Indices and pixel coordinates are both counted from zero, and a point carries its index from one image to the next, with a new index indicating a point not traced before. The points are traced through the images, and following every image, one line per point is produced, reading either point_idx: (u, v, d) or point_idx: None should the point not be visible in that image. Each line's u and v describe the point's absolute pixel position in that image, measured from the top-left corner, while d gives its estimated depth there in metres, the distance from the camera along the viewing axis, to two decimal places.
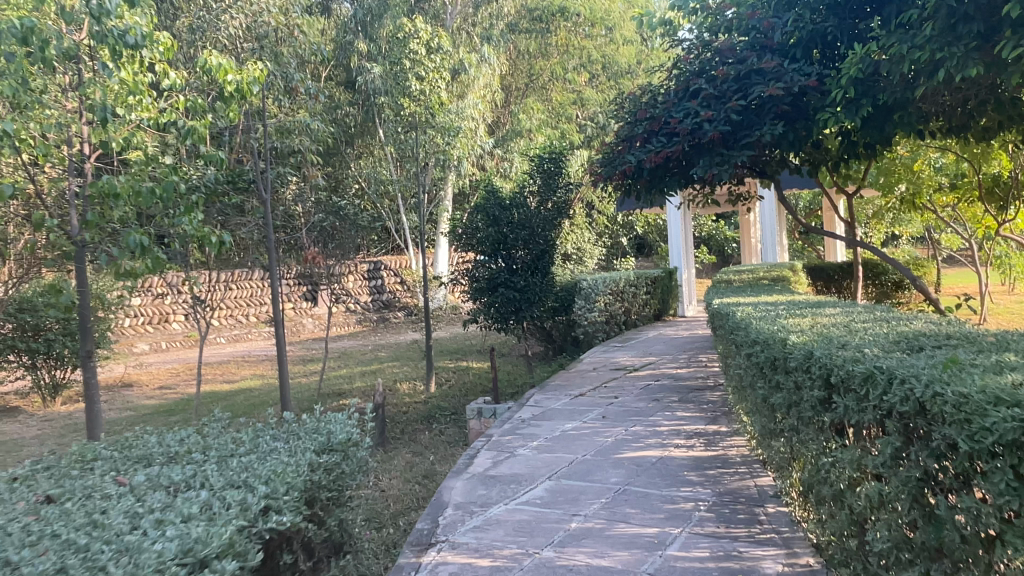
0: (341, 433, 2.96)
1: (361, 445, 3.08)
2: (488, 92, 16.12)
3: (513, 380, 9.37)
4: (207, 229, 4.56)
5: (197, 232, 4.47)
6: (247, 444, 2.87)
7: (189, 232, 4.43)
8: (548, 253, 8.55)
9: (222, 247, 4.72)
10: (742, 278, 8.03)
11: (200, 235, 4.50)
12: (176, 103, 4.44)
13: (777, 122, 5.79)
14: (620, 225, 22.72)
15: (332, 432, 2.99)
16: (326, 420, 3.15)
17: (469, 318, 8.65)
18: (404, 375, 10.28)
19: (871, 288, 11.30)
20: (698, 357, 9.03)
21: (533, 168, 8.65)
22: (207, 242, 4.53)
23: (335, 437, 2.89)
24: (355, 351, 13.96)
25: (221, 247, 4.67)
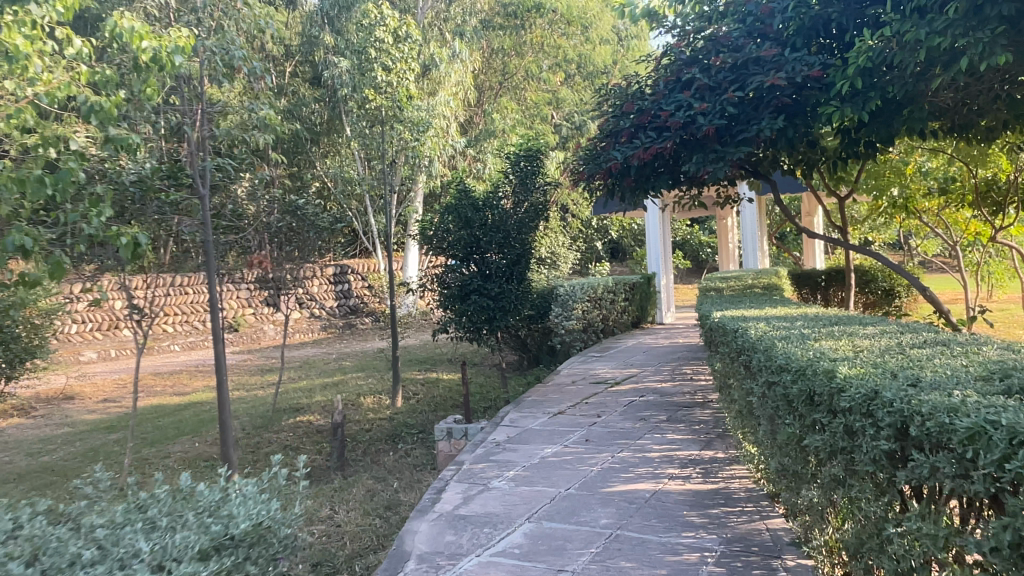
0: (244, 516, 2.21)
1: (275, 526, 2.33)
2: (460, 90, 15.52)
3: (486, 393, 8.74)
4: (117, 229, 3.78)
5: (102, 233, 3.73)
6: (98, 543, 2.02)
7: (93, 231, 3.67)
8: (525, 258, 7.95)
9: (141, 250, 3.96)
10: (732, 286, 7.50)
11: (107, 235, 3.73)
12: (80, 73, 3.80)
13: (777, 116, 5.27)
14: (595, 229, 22.26)
15: (231, 514, 2.23)
16: (227, 495, 2.40)
17: (439, 328, 8.00)
18: (368, 387, 9.62)
19: (859, 296, 10.90)
20: (683, 368, 8.50)
21: (508, 166, 8.06)
22: (116, 244, 3.75)
23: (234, 525, 2.15)
24: (318, 360, 13.24)
25: (138, 249, 3.91)
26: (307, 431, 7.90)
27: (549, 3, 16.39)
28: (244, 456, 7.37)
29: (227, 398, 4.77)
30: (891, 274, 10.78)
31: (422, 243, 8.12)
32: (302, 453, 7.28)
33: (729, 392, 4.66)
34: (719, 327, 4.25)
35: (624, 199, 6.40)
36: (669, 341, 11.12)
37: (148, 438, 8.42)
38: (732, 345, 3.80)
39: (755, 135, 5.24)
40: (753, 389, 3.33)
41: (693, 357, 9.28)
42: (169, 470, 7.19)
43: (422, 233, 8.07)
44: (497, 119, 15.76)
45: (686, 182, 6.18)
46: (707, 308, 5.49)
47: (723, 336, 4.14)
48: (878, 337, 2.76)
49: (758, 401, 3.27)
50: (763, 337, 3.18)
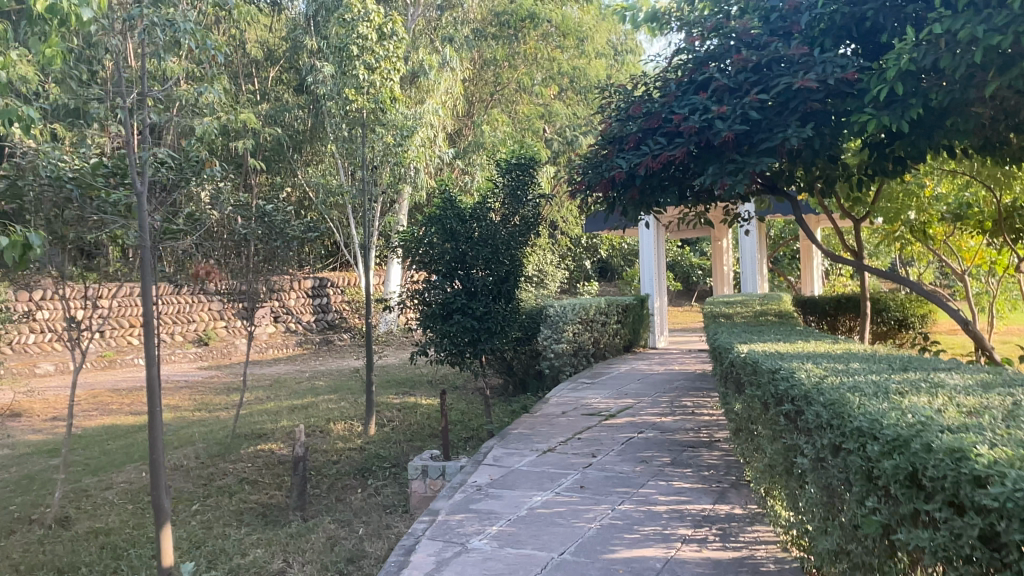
0: None
1: None
2: (450, 100, 14.92)
3: (468, 422, 8.04)
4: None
5: None
6: None
7: None
8: (513, 275, 7.27)
9: (30, 255, 3.25)
10: (742, 312, 6.84)
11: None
12: None
13: (805, 124, 4.66)
14: (584, 247, 21.70)
15: None
16: None
17: (417, 349, 7.24)
18: (339, 412, 8.86)
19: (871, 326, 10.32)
20: (681, 400, 7.84)
21: (498, 176, 7.42)
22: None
23: None
24: (289, 379, 12.46)
25: (26, 253, 3.20)
26: (267, 462, 7.14)
27: (544, 13, 15.87)
28: (194, 489, 6.59)
29: (160, 434, 4.04)
30: (904, 303, 10.22)
31: (402, 256, 7.40)
32: (260, 488, 6.52)
33: (752, 435, 3.99)
34: (745, 363, 3.58)
35: (627, 214, 5.77)
36: (664, 368, 10.47)
37: (92, 464, 7.61)
38: (766, 386, 3.13)
39: (779, 144, 4.63)
40: (803, 449, 2.65)
41: (691, 387, 8.63)
42: (113, 506, 6.28)
43: (401, 245, 7.36)
44: (486, 132, 15.15)
45: (696, 196, 5.55)
46: (721, 337, 4.85)
47: (751, 372, 3.47)
48: (986, 394, 2.10)
49: (811, 464, 2.59)
50: (825, 384, 2.50)
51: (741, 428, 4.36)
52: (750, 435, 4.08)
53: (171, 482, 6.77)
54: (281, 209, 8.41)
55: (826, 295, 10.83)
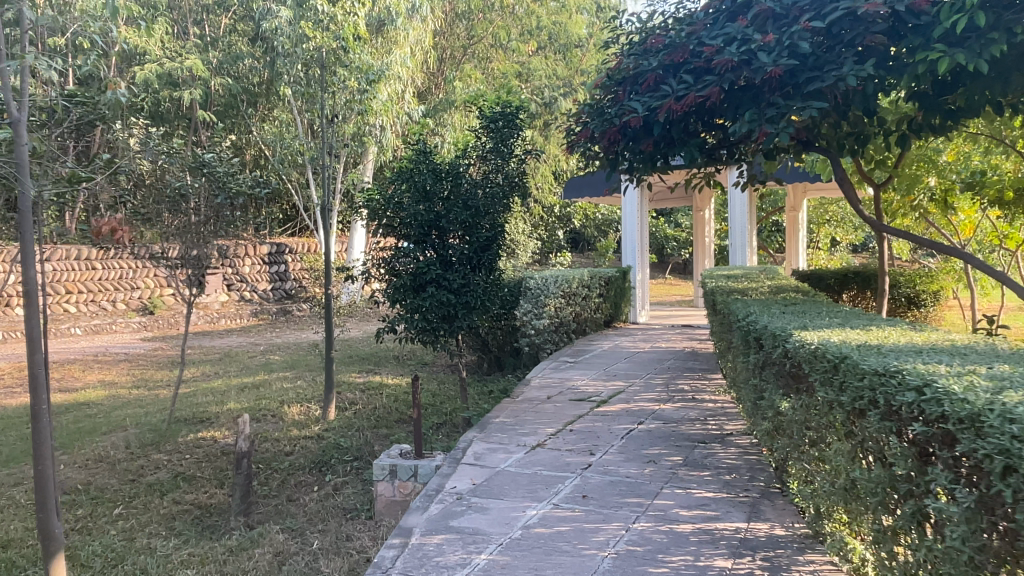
0: None
1: None
2: (417, 53, 13.81)
3: (440, 406, 7.22)
4: None
5: None
6: None
7: None
8: (495, 242, 6.35)
9: None
10: (755, 287, 6.05)
11: None
12: None
13: (862, 60, 3.84)
14: (557, 217, 20.88)
15: None
16: None
17: (382, 328, 6.27)
18: (295, 393, 7.92)
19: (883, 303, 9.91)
20: (677, 383, 7.11)
21: (479, 127, 6.45)
22: None
23: None
24: (241, 353, 11.47)
25: None
26: (207, 455, 6.21)
27: None
28: (119, 486, 5.65)
29: (43, 424, 3.33)
30: (916, 281, 9.86)
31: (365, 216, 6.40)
32: (197, 486, 5.61)
33: (802, 438, 3.25)
34: (811, 354, 2.79)
35: (636, 172, 4.93)
36: (650, 345, 9.74)
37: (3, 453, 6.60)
38: (861, 389, 2.35)
39: (832, 85, 3.79)
40: (949, 493, 1.87)
41: (683, 368, 7.92)
42: (19, 508, 5.29)
43: (364, 205, 6.38)
44: (458, 89, 14.09)
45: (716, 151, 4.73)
46: (750, 312, 4.08)
47: (822, 366, 2.70)
48: None
49: (966, 516, 1.81)
50: (1002, 404, 1.73)
51: (781, 425, 3.62)
52: (798, 435, 3.34)
53: (92, 478, 5.80)
54: (224, 161, 7.31)
55: (827, 270, 10.25)
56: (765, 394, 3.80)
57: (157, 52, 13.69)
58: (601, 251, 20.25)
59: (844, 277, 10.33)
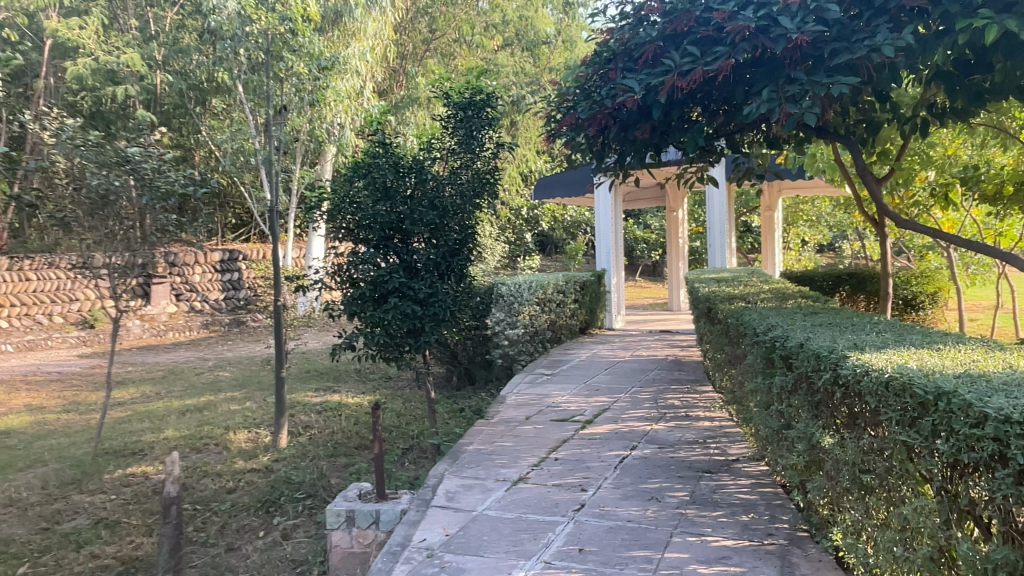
0: None
1: None
2: (377, 48, 13.06)
3: (405, 430, 6.50)
4: None
5: None
6: None
7: None
8: (466, 246, 5.66)
9: None
10: (754, 292, 5.47)
11: None
12: None
13: (897, 28, 3.29)
14: (524, 219, 20.26)
15: None
16: None
17: (336, 346, 5.47)
18: (242, 417, 7.11)
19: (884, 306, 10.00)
20: (666, 397, 6.52)
21: (446, 118, 5.75)
22: None
23: None
24: (188, 369, 10.57)
25: None
26: (137, 496, 5.39)
27: None
28: (27, 537, 4.80)
29: None
30: (912, 282, 9.90)
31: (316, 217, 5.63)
32: (121, 535, 4.80)
33: (851, 482, 2.65)
34: (884, 384, 2.19)
35: (628, 164, 4.31)
36: (630, 353, 9.16)
37: None
38: (976, 439, 1.74)
39: (864, 56, 3.23)
40: None
41: (669, 379, 7.33)
42: None
43: (315, 206, 5.63)
44: (420, 85, 13.37)
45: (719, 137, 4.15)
46: (770, 324, 3.49)
47: (902, 403, 2.09)
48: None
49: None
50: None
51: (817, 460, 3.02)
52: (843, 476, 2.75)
53: None
54: (152, 157, 6.40)
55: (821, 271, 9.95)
56: (795, 421, 3.21)
57: (93, 46, 12.67)
58: (570, 254, 19.68)
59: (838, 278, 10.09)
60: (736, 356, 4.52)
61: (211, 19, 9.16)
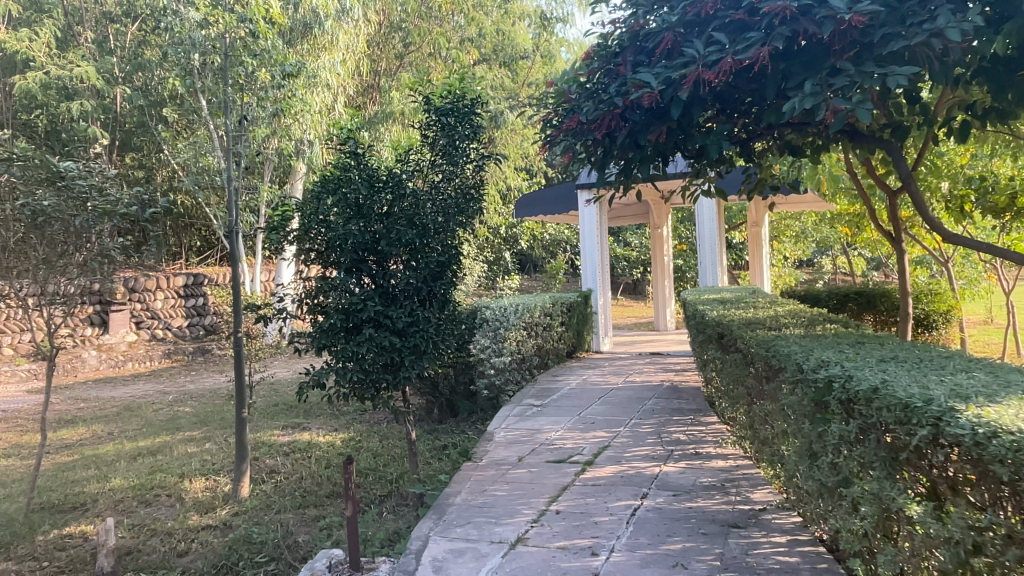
0: None
1: None
2: (350, 62, 12.49)
3: (382, 474, 5.85)
4: None
5: None
6: None
7: None
8: (449, 267, 5.03)
9: None
10: (769, 315, 4.94)
11: None
12: None
13: (958, 7, 2.82)
14: (503, 238, 19.72)
15: None
16: None
17: (302, 384, 4.78)
18: (199, 463, 6.38)
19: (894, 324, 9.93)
20: (670, 430, 5.94)
21: (424, 127, 5.16)
22: None
23: None
24: (145, 404, 9.79)
25: None
26: (72, 563, 4.64)
27: None
28: None
29: None
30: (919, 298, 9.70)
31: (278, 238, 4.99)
32: None
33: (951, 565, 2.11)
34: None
35: (636, 174, 3.79)
36: (622, 379, 8.61)
37: None
38: None
39: (923, 40, 2.76)
40: None
41: (669, 409, 6.77)
42: None
43: (277, 226, 4.99)
44: (395, 99, 12.80)
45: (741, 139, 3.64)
46: (817, 358, 2.96)
47: None
48: None
49: None
50: None
51: (890, 528, 2.48)
52: (936, 555, 2.20)
53: None
54: (92, 174, 5.27)
55: (827, 289, 10.06)
56: (857, 476, 2.67)
57: (44, 59, 11.90)
58: (551, 273, 19.15)
59: (846, 297, 10.15)
60: (761, 390, 3.98)
61: (168, 28, 8.52)
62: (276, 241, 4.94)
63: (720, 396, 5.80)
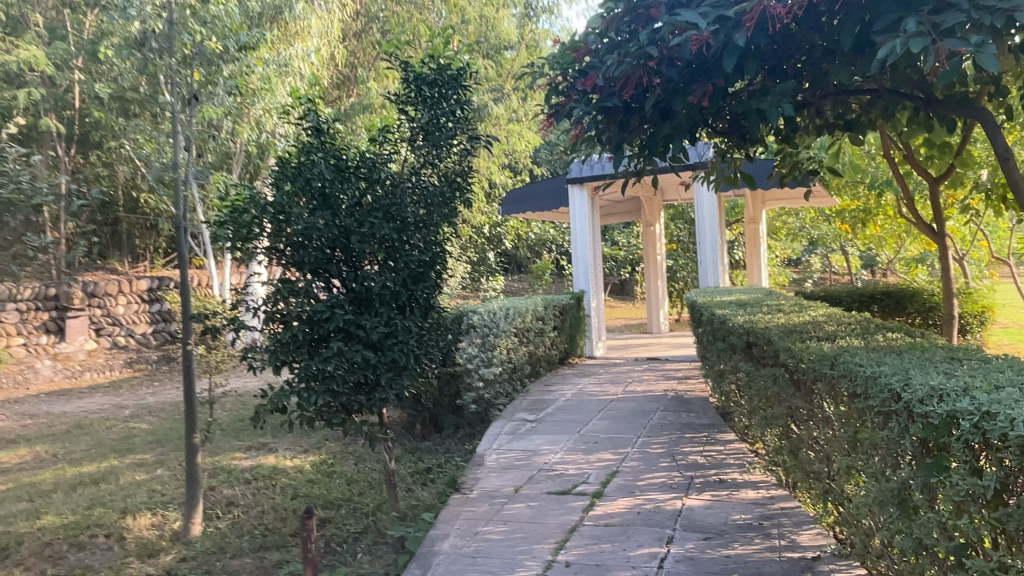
0: None
1: None
2: (325, 51, 11.65)
3: (356, 507, 5.09)
4: None
5: None
6: None
7: None
8: (432, 267, 4.26)
9: None
10: (806, 320, 4.26)
11: None
12: None
13: None
14: (487, 238, 18.94)
15: None
16: None
17: (257, 410, 3.98)
18: (146, 494, 5.56)
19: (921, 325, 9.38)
20: (684, 451, 5.23)
21: (402, 103, 4.35)
22: None
23: None
24: (98, 420, 8.92)
25: None
26: None
27: None
28: None
29: None
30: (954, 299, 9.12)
31: (232, 234, 4.08)
32: None
33: None
34: None
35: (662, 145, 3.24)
36: (622, 388, 7.92)
37: None
38: None
39: None
40: None
41: (679, 424, 6.08)
42: None
43: (228, 219, 4.10)
44: (373, 89, 12.00)
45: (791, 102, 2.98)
46: (919, 384, 2.26)
47: None
48: None
49: None
50: None
51: None
52: None
53: None
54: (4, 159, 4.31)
55: (852, 291, 9.55)
56: (987, 546, 1.97)
57: None
58: (537, 273, 18.41)
59: (874, 299, 9.61)
60: (819, 414, 3.26)
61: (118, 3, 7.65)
62: (227, 240, 4.08)
63: (744, 413, 5.08)
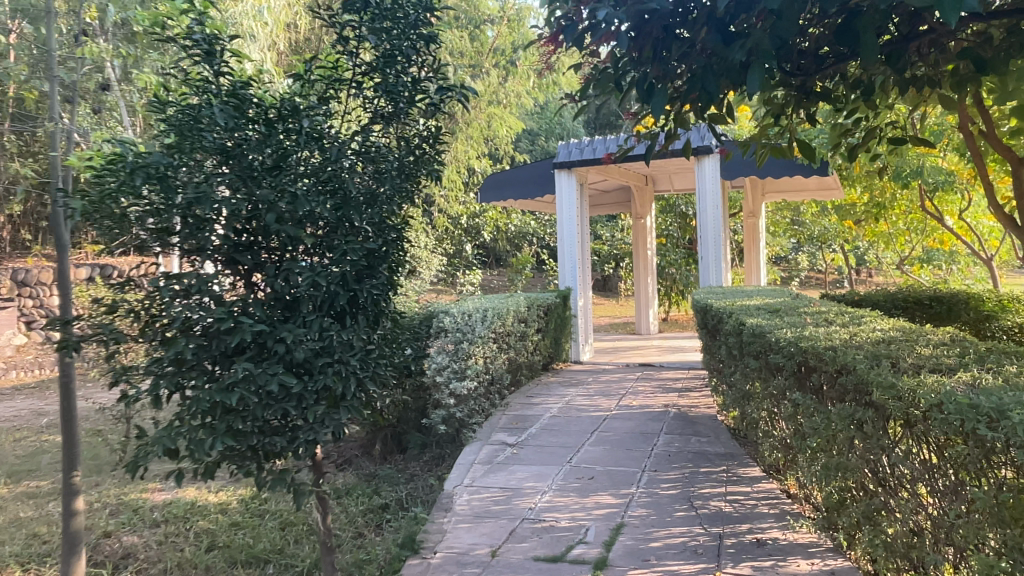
0: None
1: None
2: (285, 16, 10.37)
3: (286, 566, 3.97)
4: None
5: None
6: None
7: None
8: (383, 259, 3.14)
9: None
10: (879, 336, 3.23)
11: None
12: None
13: None
14: (464, 229, 17.72)
15: None
16: None
17: (131, 457, 2.81)
18: (24, 542, 4.37)
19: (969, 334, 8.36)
20: (701, 493, 4.19)
21: (349, 35, 3.18)
22: None
23: None
24: (6, 432, 7.63)
25: None
26: None
27: None
28: None
29: None
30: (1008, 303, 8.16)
31: (90, 208, 2.84)
32: None
33: None
34: None
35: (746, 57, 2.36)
36: (615, 402, 6.86)
37: None
38: None
39: None
40: None
41: (687, 452, 5.05)
42: None
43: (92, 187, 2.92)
44: None
45: None
46: None
47: None
48: None
49: None
50: None
51: None
52: None
53: None
54: None
55: (891, 296, 8.55)
56: None
57: None
58: (517, 267, 17.30)
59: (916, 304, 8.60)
60: (951, 485, 2.20)
61: None
62: (81, 216, 2.84)
63: (780, 448, 4.05)
